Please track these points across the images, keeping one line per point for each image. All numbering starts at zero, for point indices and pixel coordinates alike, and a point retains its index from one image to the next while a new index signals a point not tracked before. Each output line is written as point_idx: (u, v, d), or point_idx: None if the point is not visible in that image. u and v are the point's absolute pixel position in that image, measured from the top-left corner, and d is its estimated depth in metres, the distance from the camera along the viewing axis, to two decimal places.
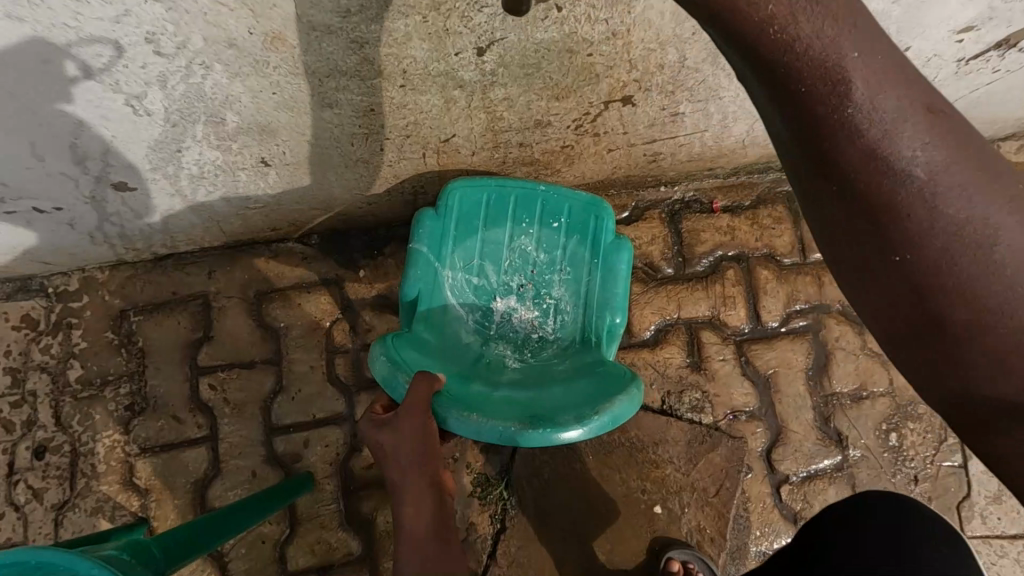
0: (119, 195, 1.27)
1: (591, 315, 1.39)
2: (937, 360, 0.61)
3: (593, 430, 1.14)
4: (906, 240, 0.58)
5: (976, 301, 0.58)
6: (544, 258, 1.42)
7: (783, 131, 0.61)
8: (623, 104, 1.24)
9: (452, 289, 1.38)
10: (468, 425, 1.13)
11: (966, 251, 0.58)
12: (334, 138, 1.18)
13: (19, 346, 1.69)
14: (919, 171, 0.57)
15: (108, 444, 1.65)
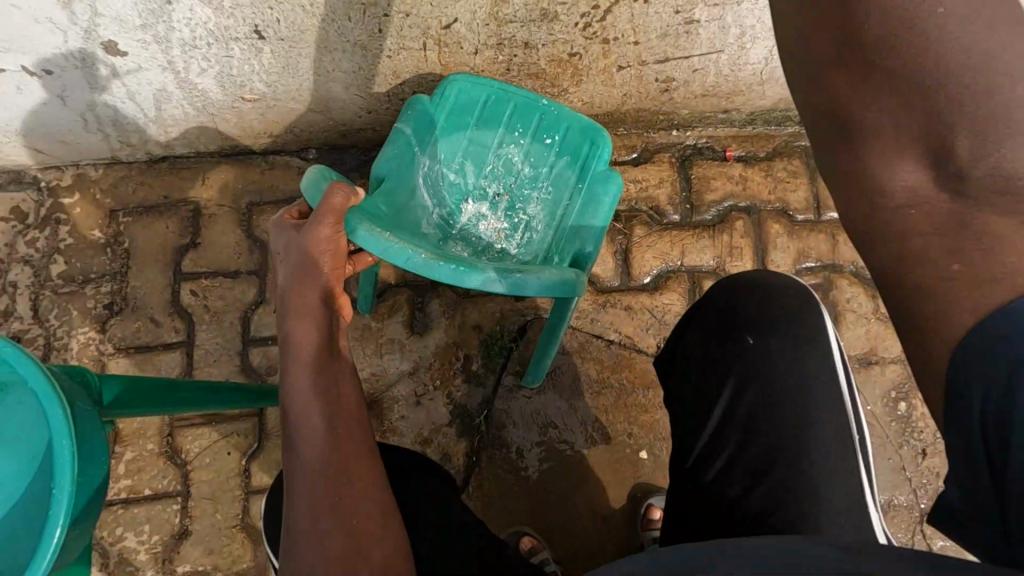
0: (110, 60, 1.24)
1: (563, 234, 1.31)
2: (859, 144, 0.60)
3: (520, 292, 1.02)
4: (900, 74, 0.57)
5: (948, 157, 0.57)
6: (528, 172, 1.37)
7: None
8: (635, 0, 1.20)
9: (424, 172, 1.31)
10: (379, 245, 0.95)
11: (960, 97, 0.57)
12: (330, 8, 1.15)
13: (4, 237, 1.66)
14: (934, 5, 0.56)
15: (83, 341, 1.61)
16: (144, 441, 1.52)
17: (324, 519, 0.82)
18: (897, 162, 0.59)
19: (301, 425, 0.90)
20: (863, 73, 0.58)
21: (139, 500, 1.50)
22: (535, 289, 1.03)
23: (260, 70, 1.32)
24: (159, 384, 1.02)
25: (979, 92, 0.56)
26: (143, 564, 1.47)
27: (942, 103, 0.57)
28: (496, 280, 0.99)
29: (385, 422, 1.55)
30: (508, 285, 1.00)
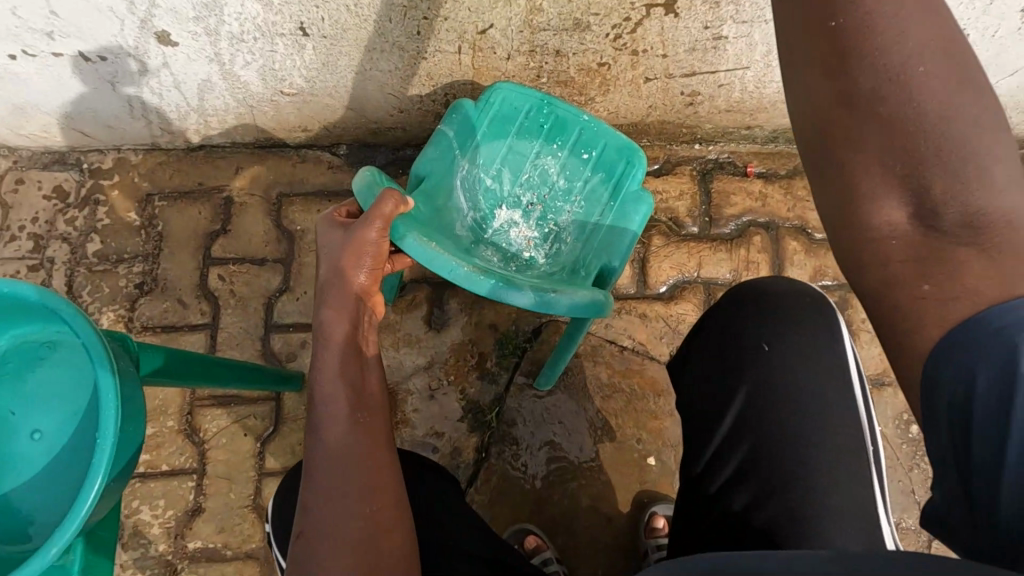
0: (161, 50, 1.31)
1: (591, 250, 1.34)
2: (848, 192, 0.68)
3: (547, 309, 1.08)
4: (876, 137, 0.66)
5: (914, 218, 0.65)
6: (562, 184, 1.41)
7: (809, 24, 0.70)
8: (665, 13, 1.24)
9: (463, 178, 1.37)
10: (423, 252, 1.04)
11: (934, 166, 0.64)
12: (373, 9, 1.20)
13: (45, 215, 1.73)
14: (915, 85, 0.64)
15: (113, 318, 1.66)
16: (165, 417, 1.57)
17: (357, 511, 0.85)
18: (882, 201, 0.66)
19: (327, 417, 0.91)
20: (855, 123, 0.67)
21: (156, 475, 1.54)
22: (561, 305, 1.08)
23: (301, 66, 1.37)
24: (194, 359, 1.08)
25: (957, 160, 0.63)
26: (156, 538, 1.50)
27: (930, 155, 0.64)
28: (529, 296, 1.06)
29: (398, 414, 1.58)
30: (537, 301, 1.07)
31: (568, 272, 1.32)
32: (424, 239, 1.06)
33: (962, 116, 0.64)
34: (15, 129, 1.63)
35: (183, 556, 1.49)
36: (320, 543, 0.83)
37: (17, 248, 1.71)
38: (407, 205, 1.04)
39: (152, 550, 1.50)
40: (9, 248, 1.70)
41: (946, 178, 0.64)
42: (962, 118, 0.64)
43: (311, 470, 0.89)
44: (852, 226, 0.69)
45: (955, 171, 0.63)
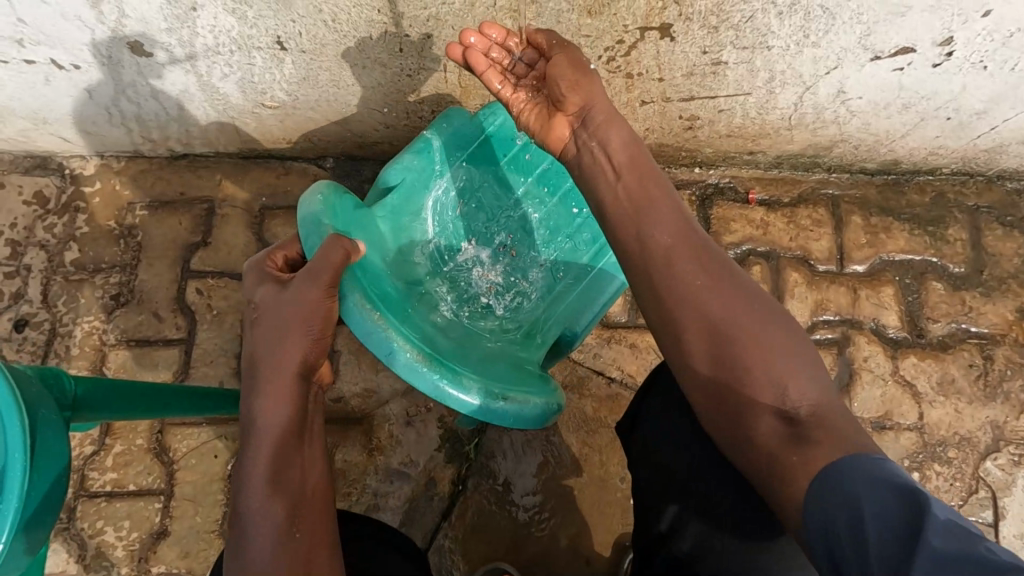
0: (135, 60, 1.27)
1: (554, 314, 1.28)
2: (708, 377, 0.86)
3: (489, 413, 0.98)
4: (711, 331, 0.86)
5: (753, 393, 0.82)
6: (540, 234, 1.35)
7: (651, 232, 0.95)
8: (661, 36, 1.17)
9: (435, 201, 1.32)
10: (367, 322, 0.95)
11: (756, 356, 0.84)
12: (351, 25, 1.15)
13: (24, 221, 1.69)
14: (714, 285, 0.89)
15: (87, 330, 1.62)
16: (134, 435, 1.52)
17: None
18: (747, 408, 0.82)
19: (257, 519, 0.90)
20: (695, 342, 0.87)
21: (122, 495, 1.49)
22: (505, 409, 0.98)
23: (281, 79, 1.32)
24: (144, 390, 1.01)
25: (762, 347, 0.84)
26: (118, 561, 1.45)
27: (744, 348, 0.84)
28: (473, 399, 0.96)
29: (373, 440, 1.52)
30: (482, 404, 0.97)
31: (524, 333, 1.26)
32: (369, 304, 0.97)
33: (752, 312, 0.87)
34: None
35: None
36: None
37: None
38: (356, 251, 0.99)
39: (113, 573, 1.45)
40: None
41: (775, 378, 0.82)
42: (758, 326, 0.86)
43: (239, 575, 0.88)
44: (733, 425, 0.84)
45: (762, 362, 0.83)
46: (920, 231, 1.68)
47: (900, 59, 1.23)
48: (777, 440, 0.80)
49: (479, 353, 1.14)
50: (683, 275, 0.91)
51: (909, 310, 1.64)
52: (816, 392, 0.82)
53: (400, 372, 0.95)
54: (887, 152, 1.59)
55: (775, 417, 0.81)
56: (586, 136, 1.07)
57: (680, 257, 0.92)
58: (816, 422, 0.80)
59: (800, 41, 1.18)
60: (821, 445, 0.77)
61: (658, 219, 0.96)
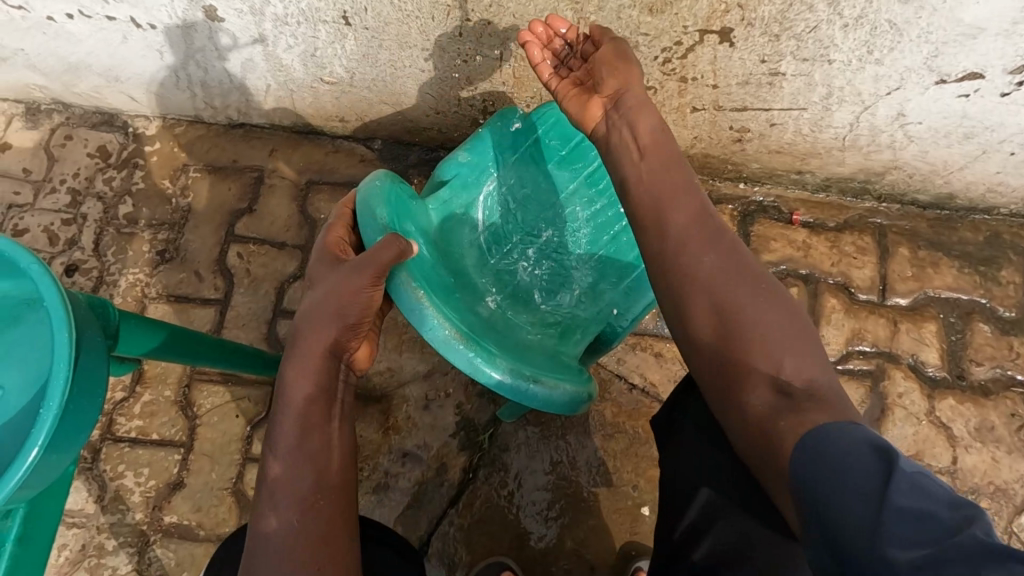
0: (207, 25, 1.33)
1: (602, 312, 1.29)
2: (705, 353, 0.84)
3: (519, 394, 0.96)
4: (714, 311, 0.84)
5: (744, 368, 0.80)
6: (588, 229, 1.34)
7: (681, 219, 0.92)
8: (720, 41, 1.17)
9: (486, 195, 1.34)
10: (408, 299, 0.94)
11: (754, 339, 0.81)
12: (415, 6, 1.19)
13: (87, 172, 1.77)
14: (718, 276, 0.86)
15: (131, 281, 1.68)
16: (163, 386, 1.58)
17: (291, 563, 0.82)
18: (744, 386, 0.79)
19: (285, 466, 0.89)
20: (701, 320, 0.85)
21: (146, 443, 1.54)
22: (535, 394, 0.96)
23: (342, 55, 1.37)
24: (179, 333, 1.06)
25: (756, 332, 0.81)
26: (134, 506, 1.49)
27: (744, 336, 0.81)
28: (505, 379, 0.94)
29: (390, 419, 1.53)
30: (511, 383, 0.95)
31: (563, 329, 1.27)
32: (413, 282, 0.95)
33: (763, 301, 0.84)
34: (69, 87, 1.68)
35: (157, 529, 1.48)
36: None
37: (55, 201, 1.75)
38: (411, 252, 0.94)
39: (128, 517, 1.49)
40: (48, 200, 1.75)
41: (778, 366, 0.78)
42: (766, 316, 0.82)
43: (264, 507, 0.88)
44: (726, 405, 0.81)
45: (756, 346, 0.80)
46: (970, 270, 1.62)
47: (966, 85, 1.20)
48: (767, 410, 0.75)
49: (520, 344, 1.14)
50: (696, 263, 0.88)
51: (951, 349, 1.58)
52: (830, 383, 0.77)
53: (436, 347, 0.93)
54: (942, 184, 1.54)
55: (770, 390, 0.77)
56: (620, 116, 1.05)
57: (692, 245, 0.90)
58: (810, 396, 0.75)
59: (863, 56, 1.16)
60: (810, 414, 0.72)
61: (678, 212, 0.93)
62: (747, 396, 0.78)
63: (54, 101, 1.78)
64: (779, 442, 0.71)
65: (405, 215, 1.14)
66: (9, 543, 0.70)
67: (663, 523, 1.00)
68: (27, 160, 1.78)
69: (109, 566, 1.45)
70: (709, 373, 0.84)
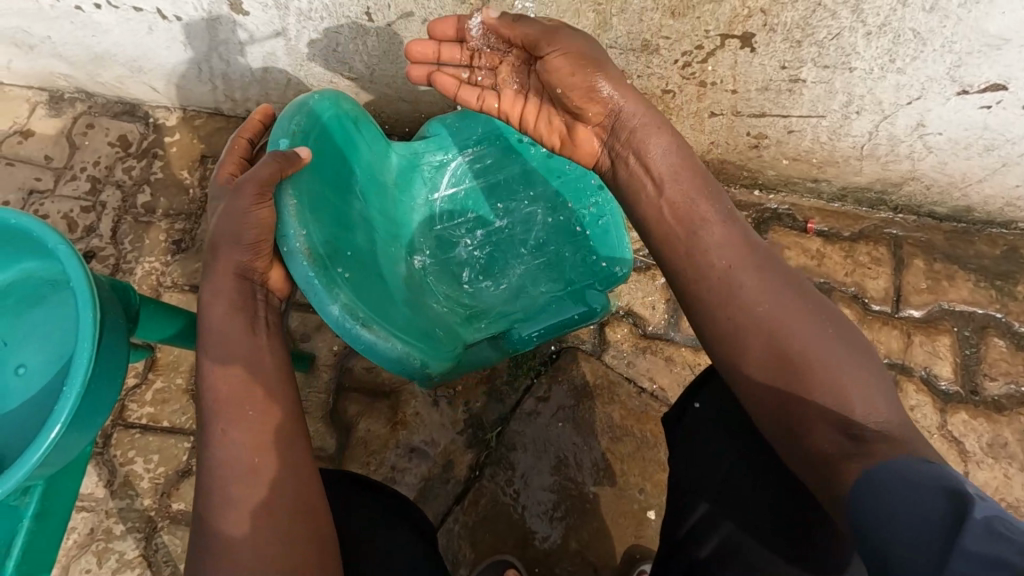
0: (232, 18, 1.35)
1: (521, 310, 1.30)
2: (772, 392, 0.81)
3: (351, 337, 0.96)
4: (767, 347, 0.82)
5: (817, 411, 0.77)
6: (536, 238, 1.35)
7: (723, 241, 0.92)
8: (741, 46, 1.17)
9: (458, 166, 1.36)
10: (280, 204, 0.94)
11: (820, 371, 0.79)
12: (438, 3, 1.19)
13: (107, 161, 1.80)
14: (765, 308, 0.85)
15: (147, 269, 1.70)
16: (174, 374, 1.59)
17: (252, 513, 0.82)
18: (812, 423, 0.77)
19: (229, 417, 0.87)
20: (757, 354, 0.83)
21: (156, 430, 1.55)
22: (360, 337, 0.95)
23: (363, 51, 1.38)
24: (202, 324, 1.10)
25: (817, 366, 0.79)
26: (143, 492, 1.51)
27: (807, 371, 0.79)
28: (339, 319, 0.94)
29: (398, 414, 1.54)
30: (339, 318, 0.94)
31: (472, 314, 1.29)
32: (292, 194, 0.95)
33: (825, 336, 0.82)
34: (93, 76, 1.71)
35: (164, 515, 1.49)
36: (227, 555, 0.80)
37: (75, 188, 1.78)
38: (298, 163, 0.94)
39: (136, 503, 1.50)
40: (68, 187, 1.78)
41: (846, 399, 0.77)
42: (820, 343, 0.81)
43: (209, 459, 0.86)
44: (797, 444, 0.79)
45: (825, 381, 0.78)
46: (986, 284, 1.60)
47: (988, 96, 1.19)
48: (839, 450, 0.74)
49: (408, 306, 1.16)
50: (741, 288, 0.87)
51: (965, 363, 1.56)
52: (899, 420, 0.77)
53: (284, 255, 0.93)
54: (960, 197, 1.53)
55: (836, 429, 0.76)
56: (620, 145, 1.03)
57: (740, 273, 0.88)
58: (881, 435, 0.74)
59: (885, 65, 1.16)
60: (883, 451, 0.72)
61: (722, 229, 0.93)
62: (815, 436, 0.77)
63: (78, 90, 1.81)
64: (840, 472, 0.73)
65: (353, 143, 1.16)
66: (28, 519, 0.73)
67: (669, 521, 0.99)
68: (49, 147, 1.81)
69: (116, 551, 1.47)
70: (769, 413, 0.82)
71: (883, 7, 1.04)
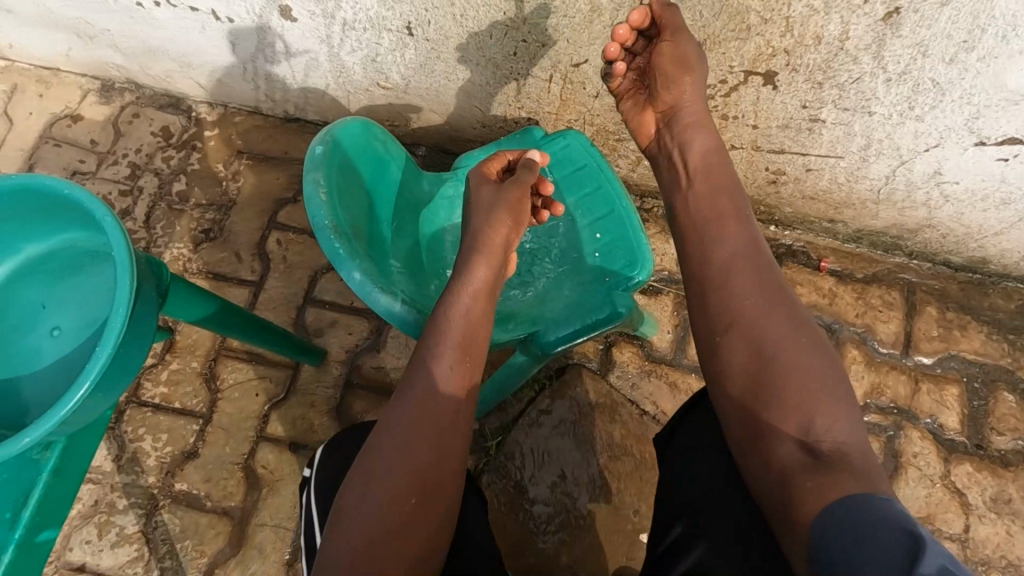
0: (281, 23, 1.42)
1: (547, 319, 1.23)
2: (747, 398, 0.84)
3: (367, 296, 0.98)
4: (743, 351, 0.87)
5: (770, 427, 0.81)
6: (561, 247, 1.33)
7: (724, 248, 0.98)
8: (763, 83, 1.21)
9: None
10: (310, 191, 0.99)
11: (795, 392, 0.81)
12: (476, 24, 1.25)
13: (148, 149, 1.88)
14: (745, 319, 0.89)
15: (175, 254, 1.77)
16: (191, 357, 1.64)
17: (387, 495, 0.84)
18: (772, 439, 0.80)
19: (417, 402, 0.90)
20: (737, 355, 0.87)
21: (167, 410, 1.60)
22: (376, 301, 0.97)
23: (401, 63, 1.44)
24: (237, 312, 1.18)
25: (790, 386, 0.82)
26: (148, 469, 1.54)
27: (776, 391, 0.82)
28: (358, 275, 0.97)
29: None
30: (360, 281, 0.97)
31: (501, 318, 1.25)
32: (320, 184, 1.00)
33: (808, 357, 0.84)
34: (144, 69, 1.80)
35: (166, 494, 1.52)
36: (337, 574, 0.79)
37: (115, 172, 1.86)
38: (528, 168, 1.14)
39: (141, 479, 1.54)
40: (109, 170, 1.86)
41: (808, 419, 0.79)
42: (793, 350, 0.85)
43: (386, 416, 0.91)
44: (755, 457, 0.81)
45: (784, 398, 0.81)
46: (999, 337, 1.59)
47: (1006, 150, 1.21)
48: (795, 466, 0.77)
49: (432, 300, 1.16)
50: (735, 293, 0.92)
51: (972, 415, 1.55)
52: (858, 443, 0.78)
53: (314, 233, 0.98)
54: (976, 248, 1.54)
55: (797, 445, 0.78)
56: (670, 136, 1.14)
57: (736, 280, 0.93)
58: (839, 460, 0.76)
59: (904, 111, 1.19)
60: (841, 477, 0.73)
61: (725, 240, 0.99)
62: (779, 451, 0.79)
63: (128, 81, 1.90)
64: (797, 501, 0.73)
65: (371, 153, 1.15)
66: (47, 473, 0.77)
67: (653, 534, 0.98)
68: (96, 132, 1.90)
69: (116, 525, 1.50)
70: (735, 428, 0.85)
71: (903, 56, 1.08)
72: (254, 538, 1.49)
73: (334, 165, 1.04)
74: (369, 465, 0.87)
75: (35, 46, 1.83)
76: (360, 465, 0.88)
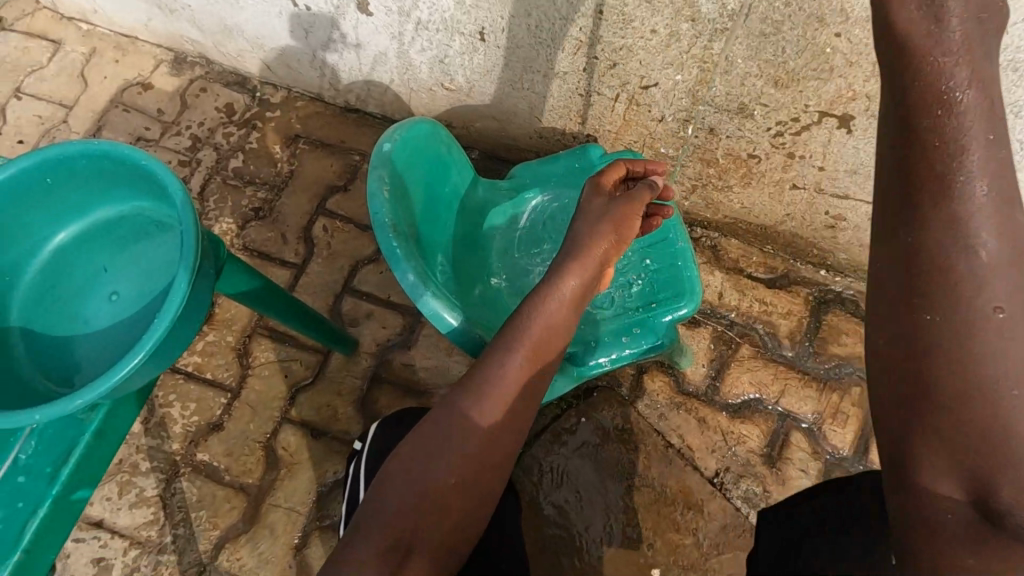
0: (356, 16, 1.44)
1: (586, 340, 1.21)
2: (920, 419, 0.65)
3: (417, 297, 0.97)
4: (938, 360, 0.64)
5: (936, 469, 0.65)
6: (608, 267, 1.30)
7: (975, 188, 0.63)
8: (837, 126, 1.17)
9: (538, 202, 1.33)
10: (374, 187, 0.99)
11: (987, 437, 0.63)
12: (549, 37, 1.25)
13: (210, 123, 1.93)
14: (958, 312, 0.63)
15: (224, 228, 1.80)
16: (227, 331, 1.67)
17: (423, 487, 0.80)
18: (932, 481, 0.65)
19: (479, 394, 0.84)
20: (932, 362, 0.64)
21: (198, 380, 1.62)
22: (427, 304, 0.97)
23: (468, 66, 1.45)
24: (278, 290, 1.19)
25: (986, 424, 0.63)
26: (174, 436, 1.57)
27: (963, 424, 0.63)
28: (410, 276, 0.96)
29: None
30: (412, 282, 0.96)
31: None
32: (384, 182, 1.00)
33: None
34: (218, 46, 1.85)
35: (188, 463, 1.55)
36: (357, 540, 0.77)
37: (177, 143, 1.92)
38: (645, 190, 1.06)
39: (166, 445, 1.57)
40: (172, 140, 1.92)
41: (990, 472, 0.63)
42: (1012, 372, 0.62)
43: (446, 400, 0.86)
44: (902, 492, 0.68)
45: (969, 439, 0.63)
46: None
47: None
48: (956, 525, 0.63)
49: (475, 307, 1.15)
50: (961, 269, 0.63)
51: None
52: None
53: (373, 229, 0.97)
54: None
55: (963, 502, 0.64)
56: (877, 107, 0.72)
57: (968, 244, 0.63)
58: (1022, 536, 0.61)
59: None
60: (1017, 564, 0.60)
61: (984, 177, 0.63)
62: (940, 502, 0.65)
63: (200, 56, 1.96)
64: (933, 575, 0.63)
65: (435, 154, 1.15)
66: (88, 433, 0.78)
67: None
68: (163, 102, 1.96)
69: (137, 486, 1.53)
70: (886, 443, 0.69)
71: None
72: (266, 517, 1.50)
73: (399, 164, 1.04)
74: (419, 441, 0.83)
75: (118, 14, 1.90)
76: (409, 442, 0.84)
